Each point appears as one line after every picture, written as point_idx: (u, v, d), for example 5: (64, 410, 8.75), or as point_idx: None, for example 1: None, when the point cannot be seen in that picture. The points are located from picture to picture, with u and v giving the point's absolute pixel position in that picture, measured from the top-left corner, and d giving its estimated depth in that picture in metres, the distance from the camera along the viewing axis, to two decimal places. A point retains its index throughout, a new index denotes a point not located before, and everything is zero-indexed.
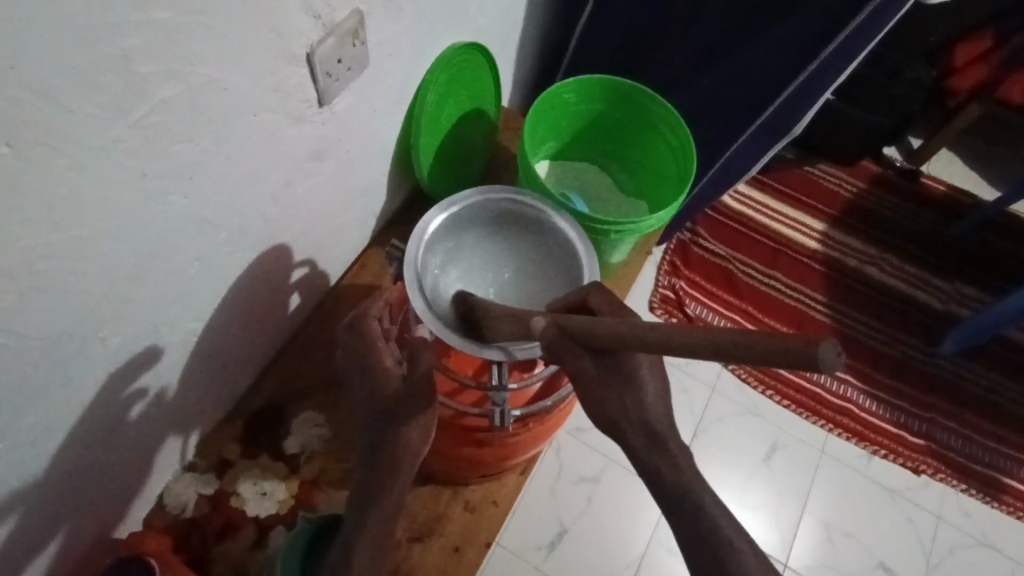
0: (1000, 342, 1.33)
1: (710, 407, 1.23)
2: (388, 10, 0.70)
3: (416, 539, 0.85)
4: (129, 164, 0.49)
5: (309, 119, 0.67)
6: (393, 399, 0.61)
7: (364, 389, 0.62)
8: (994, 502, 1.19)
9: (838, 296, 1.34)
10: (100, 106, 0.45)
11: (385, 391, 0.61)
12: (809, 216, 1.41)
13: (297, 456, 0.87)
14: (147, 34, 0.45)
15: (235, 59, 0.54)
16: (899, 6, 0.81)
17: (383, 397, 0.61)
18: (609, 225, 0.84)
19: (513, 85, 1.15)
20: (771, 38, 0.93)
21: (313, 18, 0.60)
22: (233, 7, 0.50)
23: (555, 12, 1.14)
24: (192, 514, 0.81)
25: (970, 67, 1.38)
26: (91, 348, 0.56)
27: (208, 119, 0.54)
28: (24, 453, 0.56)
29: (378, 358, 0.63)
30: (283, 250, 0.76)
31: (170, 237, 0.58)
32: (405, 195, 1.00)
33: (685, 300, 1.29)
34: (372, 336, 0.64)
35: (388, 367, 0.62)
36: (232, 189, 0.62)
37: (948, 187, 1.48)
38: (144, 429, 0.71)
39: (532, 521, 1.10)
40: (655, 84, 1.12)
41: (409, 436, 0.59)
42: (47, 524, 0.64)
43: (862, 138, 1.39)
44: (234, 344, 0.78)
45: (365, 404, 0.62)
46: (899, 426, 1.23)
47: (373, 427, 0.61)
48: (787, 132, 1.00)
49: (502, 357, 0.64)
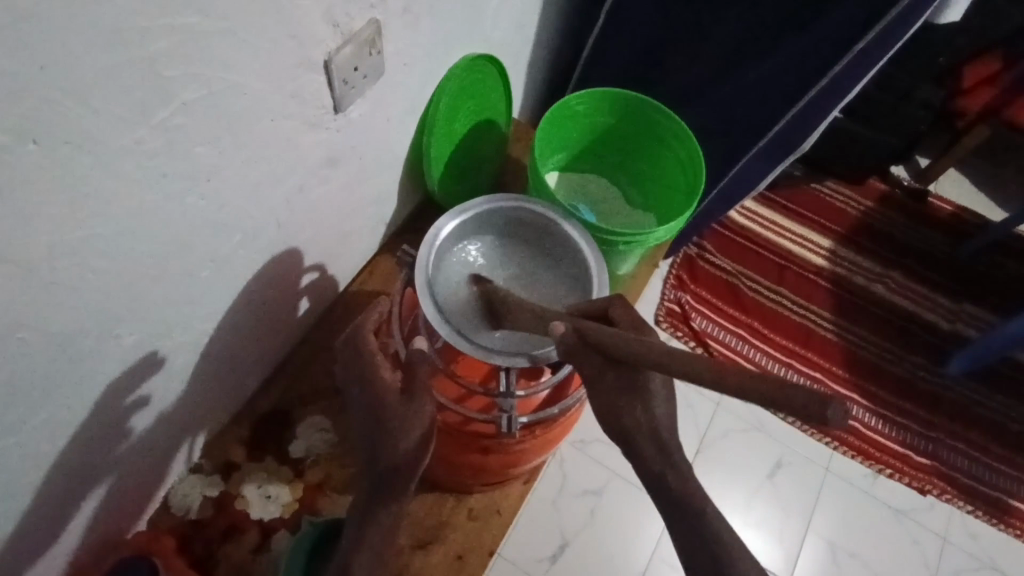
0: (1007, 362, 1.32)
1: (711, 420, 1.22)
2: (405, 20, 0.71)
3: (418, 547, 0.85)
4: (149, 164, 0.50)
5: (325, 125, 0.68)
6: (387, 408, 0.60)
7: (364, 396, 0.62)
8: (1001, 524, 1.18)
9: (845, 313, 1.34)
10: (126, 108, 0.46)
11: (386, 400, 0.61)
12: (816, 234, 1.41)
13: (302, 460, 0.87)
14: (174, 38, 0.46)
15: (256, 65, 0.55)
16: (909, 27, 0.82)
17: (381, 408, 0.60)
18: (617, 235, 0.85)
19: (524, 97, 1.16)
20: (782, 56, 0.95)
21: (332, 27, 0.61)
22: (258, 14, 0.52)
23: (567, 27, 1.15)
24: (196, 516, 0.82)
25: (977, 89, 1.37)
26: (107, 347, 0.57)
27: (227, 122, 0.55)
28: (37, 449, 0.56)
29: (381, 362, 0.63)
30: (295, 254, 0.77)
31: (186, 237, 0.58)
32: (416, 204, 1.01)
33: (691, 314, 1.29)
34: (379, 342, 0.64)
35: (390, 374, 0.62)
36: (248, 192, 0.63)
37: (956, 207, 1.49)
38: (153, 428, 0.71)
39: (535, 533, 1.10)
40: (665, 99, 1.13)
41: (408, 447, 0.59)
42: (56, 520, 0.65)
43: (864, 156, 1.42)
44: (245, 347, 0.79)
45: (364, 412, 0.62)
46: (906, 446, 1.23)
47: (369, 439, 0.61)
48: (795, 148, 1.00)
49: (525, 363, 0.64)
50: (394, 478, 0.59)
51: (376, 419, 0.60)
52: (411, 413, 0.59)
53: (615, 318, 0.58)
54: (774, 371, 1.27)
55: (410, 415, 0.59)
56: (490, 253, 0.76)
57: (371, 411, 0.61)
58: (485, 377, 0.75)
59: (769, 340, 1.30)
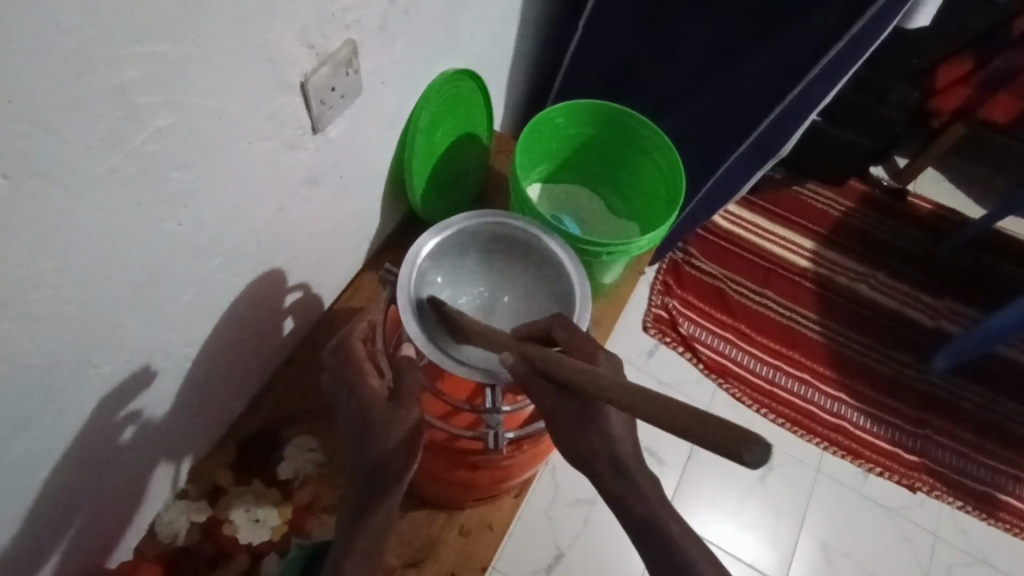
0: (991, 358, 1.34)
1: (659, 451, 1.19)
2: (381, 39, 0.71)
3: (410, 565, 0.84)
4: (124, 192, 0.50)
5: (303, 145, 0.68)
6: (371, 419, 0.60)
7: (349, 411, 0.62)
8: (991, 519, 1.19)
9: (830, 314, 1.35)
10: (98, 135, 0.45)
11: (367, 413, 0.60)
12: (799, 236, 1.42)
13: (290, 481, 0.86)
14: (145, 66, 0.46)
15: (230, 88, 0.54)
16: (879, 34, 0.85)
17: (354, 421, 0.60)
18: (600, 246, 0.85)
19: (504, 110, 1.17)
20: (757, 65, 0.96)
21: (308, 48, 0.61)
22: (231, 41, 0.52)
23: (546, 39, 1.16)
24: (184, 542, 0.80)
25: (951, 88, 1.42)
26: (86, 375, 0.56)
27: (202, 147, 0.55)
28: (17, 480, 0.55)
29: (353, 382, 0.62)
30: (278, 274, 0.77)
31: (165, 262, 0.58)
32: (399, 219, 1.01)
33: (679, 319, 1.30)
34: (359, 358, 0.63)
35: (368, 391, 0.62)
36: (227, 215, 0.62)
37: (935, 205, 1.50)
38: (138, 452, 0.70)
39: (528, 546, 1.09)
40: (645, 108, 1.13)
41: (384, 457, 0.58)
42: (36, 552, 0.64)
43: (847, 159, 1.42)
44: (230, 369, 0.79)
45: (348, 423, 0.62)
46: (894, 444, 1.23)
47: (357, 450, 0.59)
48: (774, 154, 1.04)
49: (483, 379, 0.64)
50: (382, 485, 0.58)
51: (362, 432, 0.60)
52: (390, 421, 0.59)
53: (561, 342, 0.60)
54: (762, 373, 1.28)
55: (393, 424, 0.59)
56: None
57: (358, 423, 0.60)
58: (471, 394, 0.75)
59: (756, 343, 1.30)
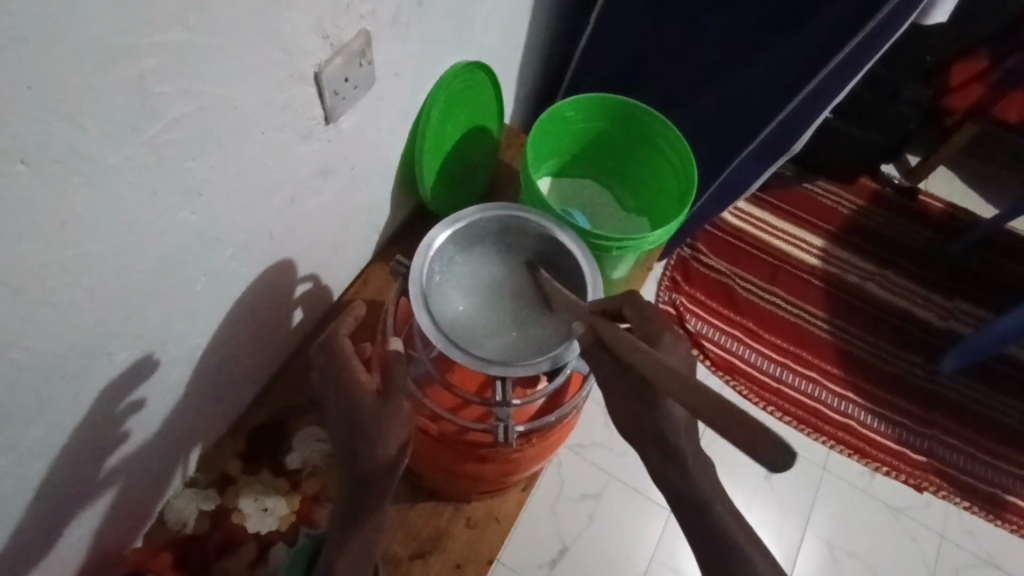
0: (1001, 360, 1.33)
1: None
2: (395, 30, 0.71)
3: (416, 556, 0.84)
4: (140, 181, 0.50)
5: (316, 136, 0.68)
6: (362, 414, 0.60)
7: (337, 405, 0.62)
8: (997, 520, 1.19)
9: (839, 313, 1.34)
10: (116, 124, 0.45)
11: (358, 407, 0.60)
12: (809, 234, 1.42)
13: (298, 471, 0.87)
14: (162, 55, 0.46)
15: (245, 79, 0.54)
16: (893, 33, 0.84)
17: (361, 410, 0.60)
18: (611, 242, 0.85)
19: (515, 103, 1.16)
20: (771, 62, 0.95)
21: (322, 38, 0.61)
22: (246, 31, 0.52)
23: (557, 33, 1.16)
24: (192, 531, 0.81)
25: (964, 87, 1.39)
26: (99, 363, 0.56)
27: (217, 136, 0.55)
28: (30, 466, 0.56)
29: (360, 375, 0.62)
30: (288, 266, 0.77)
31: (178, 251, 0.58)
32: (409, 212, 1.01)
33: (686, 316, 1.30)
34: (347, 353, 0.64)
35: (364, 384, 0.62)
36: (240, 205, 0.62)
37: (947, 204, 1.49)
38: (148, 440, 0.71)
39: (533, 540, 1.10)
40: (656, 104, 1.13)
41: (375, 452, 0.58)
42: (47, 537, 0.64)
43: (860, 157, 1.42)
44: (240, 359, 0.79)
45: (336, 418, 0.62)
46: (901, 443, 1.23)
47: (345, 445, 0.60)
48: (786, 150, 1.02)
49: (548, 366, 0.66)
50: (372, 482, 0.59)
51: (351, 427, 0.60)
52: (388, 413, 0.60)
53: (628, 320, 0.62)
54: (769, 371, 1.27)
55: (382, 421, 0.59)
56: (483, 262, 0.75)
57: (347, 418, 0.61)
58: (480, 386, 0.75)
59: (763, 341, 1.30)
